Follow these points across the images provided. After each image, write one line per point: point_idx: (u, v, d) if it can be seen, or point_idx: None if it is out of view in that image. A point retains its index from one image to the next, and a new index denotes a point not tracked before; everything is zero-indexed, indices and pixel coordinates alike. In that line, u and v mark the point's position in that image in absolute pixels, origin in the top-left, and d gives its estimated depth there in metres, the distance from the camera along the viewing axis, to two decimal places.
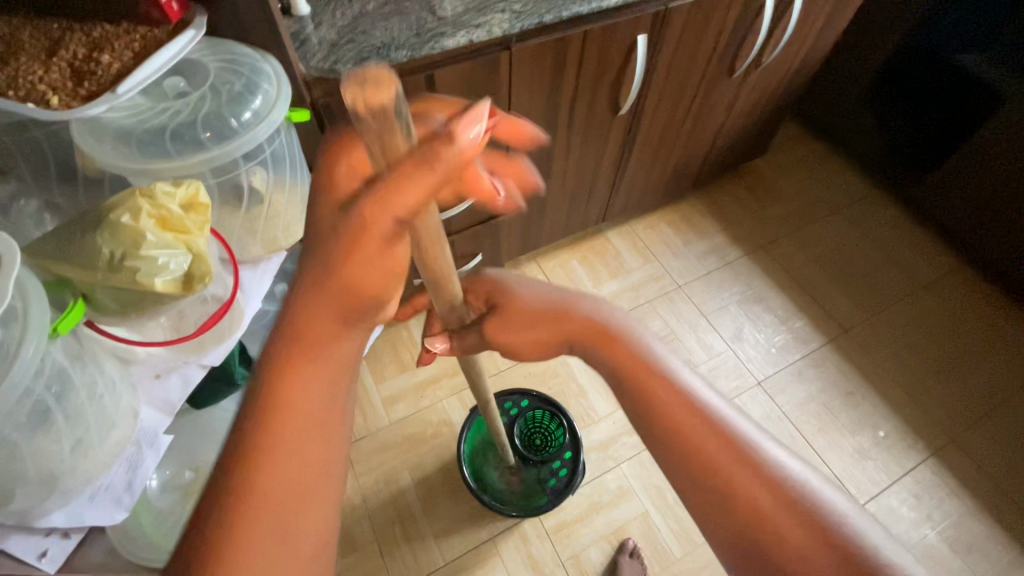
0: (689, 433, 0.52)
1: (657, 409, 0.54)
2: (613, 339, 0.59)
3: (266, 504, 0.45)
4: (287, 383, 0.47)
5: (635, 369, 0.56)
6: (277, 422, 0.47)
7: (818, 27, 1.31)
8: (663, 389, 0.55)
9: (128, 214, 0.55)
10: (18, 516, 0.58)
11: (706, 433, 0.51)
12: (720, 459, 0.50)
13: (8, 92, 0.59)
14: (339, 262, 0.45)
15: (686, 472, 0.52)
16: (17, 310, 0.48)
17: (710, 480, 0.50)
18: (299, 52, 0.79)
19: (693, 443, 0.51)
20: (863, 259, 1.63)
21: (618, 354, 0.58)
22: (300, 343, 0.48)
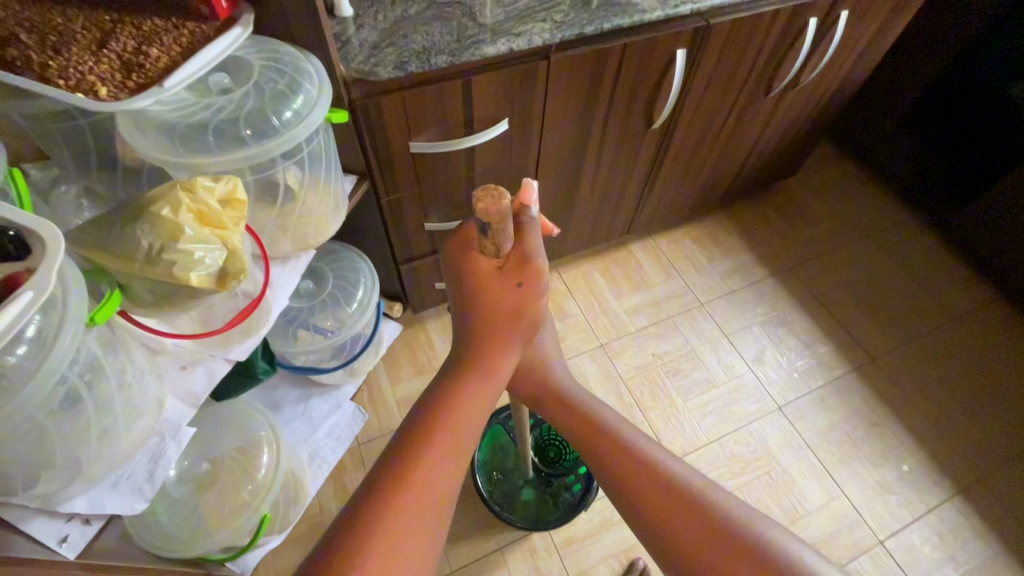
0: (656, 504, 0.53)
1: (624, 486, 0.55)
2: (581, 418, 0.61)
3: (415, 498, 0.45)
4: (452, 397, 0.52)
5: (598, 448, 0.58)
6: (441, 429, 0.49)
7: (860, 48, 1.28)
8: (626, 461, 0.56)
9: (168, 207, 0.56)
10: (41, 500, 0.58)
11: (670, 502, 0.52)
12: (688, 531, 0.50)
13: (58, 81, 0.60)
14: (487, 299, 0.57)
15: (663, 547, 0.52)
16: (57, 297, 0.49)
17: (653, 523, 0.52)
18: (341, 53, 0.79)
19: (660, 515, 0.52)
20: (892, 287, 1.59)
21: (580, 429, 0.60)
22: (472, 360, 0.55)
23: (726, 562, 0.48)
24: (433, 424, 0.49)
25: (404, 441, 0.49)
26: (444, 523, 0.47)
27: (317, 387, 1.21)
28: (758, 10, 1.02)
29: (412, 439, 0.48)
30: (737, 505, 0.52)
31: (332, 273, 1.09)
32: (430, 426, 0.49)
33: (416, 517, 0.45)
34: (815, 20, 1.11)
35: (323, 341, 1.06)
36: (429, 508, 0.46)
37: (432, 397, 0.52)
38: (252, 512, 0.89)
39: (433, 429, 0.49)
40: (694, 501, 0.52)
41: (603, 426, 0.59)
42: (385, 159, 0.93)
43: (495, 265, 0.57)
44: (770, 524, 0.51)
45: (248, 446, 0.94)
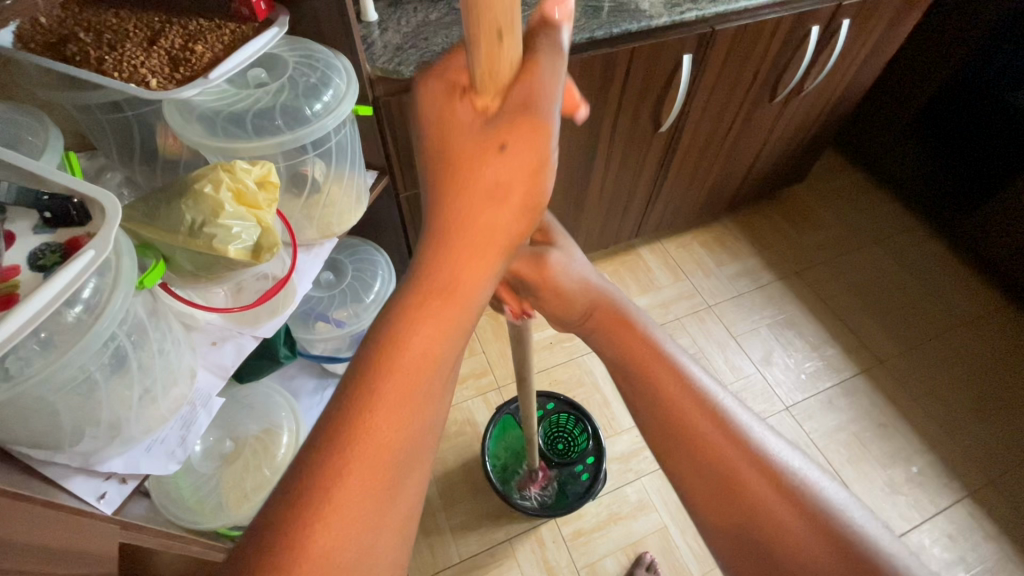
0: (678, 416, 0.52)
1: (648, 382, 0.55)
2: (618, 324, 0.61)
3: (370, 468, 0.35)
4: (392, 351, 0.37)
5: (624, 345, 0.59)
6: (387, 381, 0.37)
7: (864, 56, 1.33)
8: (657, 376, 0.55)
9: (210, 185, 0.61)
10: (84, 458, 0.60)
11: (686, 411, 0.52)
12: (704, 438, 0.51)
13: (113, 73, 0.66)
14: (453, 167, 0.39)
15: (676, 445, 0.52)
16: (112, 262, 0.54)
17: (684, 443, 0.51)
18: (367, 53, 0.85)
19: (672, 410, 0.53)
20: (899, 291, 1.61)
21: (615, 336, 0.60)
22: (437, 285, 0.39)
23: (725, 453, 0.49)
24: (384, 368, 0.37)
25: (359, 386, 0.36)
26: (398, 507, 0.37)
27: (333, 378, 1.25)
28: (761, 17, 1.07)
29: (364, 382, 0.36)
30: (744, 414, 0.53)
31: (350, 265, 1.13)
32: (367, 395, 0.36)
33: (362, 501, 0.35)
34: (817, 27, 1.15)
35: (339, 331, 1.10)
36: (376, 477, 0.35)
37: (367, 356, 0.38)
38: (271, 489, 0.92)
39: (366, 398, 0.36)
40: (707, 401, 0.53)
41: (628, 327, 0.60)
42: (405, 155, 0.98)
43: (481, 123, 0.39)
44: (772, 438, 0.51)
45: (270, 428, 0.98)
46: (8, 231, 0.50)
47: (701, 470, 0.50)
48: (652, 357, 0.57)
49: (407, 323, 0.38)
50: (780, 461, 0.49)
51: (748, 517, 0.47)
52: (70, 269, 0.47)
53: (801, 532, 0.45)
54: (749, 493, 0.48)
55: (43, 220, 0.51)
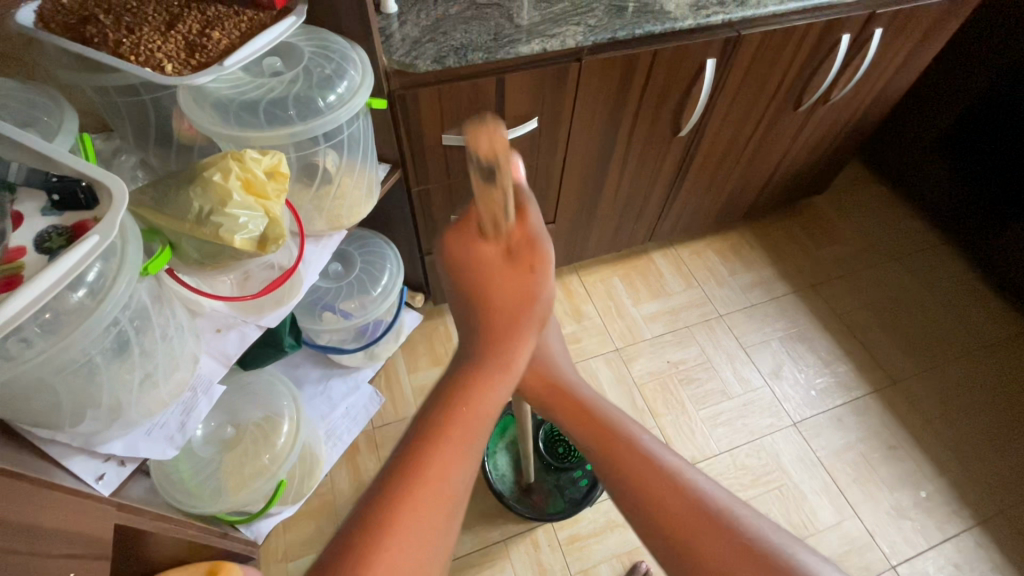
0: (654, 503, 0.46)
1: (625, 471, 0.48)
2: (600, 424, 0.53)
3: (428, 506, 0.41)
4: (471, 392, 0.46)
5: (597, 439, 0.52)
6: (450, 428, 0.44)
7: (895, 66, 1.28)
8: (628, 457, 0.49)
9: (219, 173, 0.61)
10: (84, 439, 0.61)
11: (656, 487, 0.46)
12: (685, 527, 0.44)
13: (130, 57, 0.66)
14: (488, 280, 0.50)
15: (647, 529, 0.46)
16: (117, 247, 0.54)
17: (666, 539, 0.45)
18: (384, 46, 0.83)
19: (647, 500, 0.46)
20: (916, 310, 1.56)
21: (571, 419, 0.55)
22: (498, 340, 0.49)
23: (695, 530, 0.43)
24: (444, 420, 0.44)
25: (418, 436, 0.44)
26: (454, 519, 0.43)
27: (338, 369, 1.25)
28: (789, 23, 1.04)
29: (431, 426, 0.44)
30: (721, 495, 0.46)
31: (359, 258, 1.13)
32: (439, 424, 0.44)
33: (422, 539, 0.40)
34: (848, 36, 1.11)
35: (345, 323, 1.10)
36: (435, 511, 0.41)
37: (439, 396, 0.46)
38: (270, 477, 0.92)
39: (442, 420, 0.44)
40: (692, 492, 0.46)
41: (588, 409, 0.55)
42: (418, 150, 0.97)
43: (501, 250, 0.51)
44: (783, 539, 0.43)
45: (271, 416, 0.97)
46: (17, 212, 0.50)
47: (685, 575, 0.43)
48: (617, 441, 0.51)
49: (471, 384, 0.46)
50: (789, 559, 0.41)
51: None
52: (73, 253, 0.47)
53: None
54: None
55: (52, 202, 0.51)
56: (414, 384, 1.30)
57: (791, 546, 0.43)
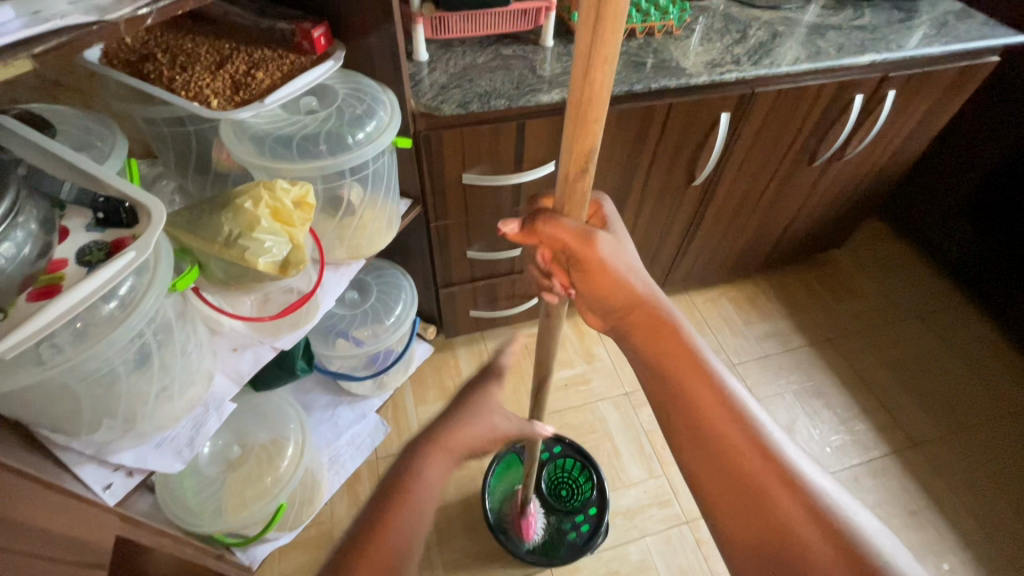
0: (717, 433, 0.55)
1: (688, 403, 0.57)
2: (665, 335, 0.61)
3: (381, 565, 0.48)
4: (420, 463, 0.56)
5: (674, 372, 0.59)
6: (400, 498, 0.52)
7: (909, 127, 1.31)
8: (698, 386, 0.57)
9: (250, 201, 0.65)
10: (97, 447, 0.63)
11: (718, 415, 0.55)
12: (732, 443, 0.54)
13: (180, 92, 0.72)
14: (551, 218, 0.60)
15: (700, 449, 0.56)
16: (150, 265, 0.57)
17: (716, 454, 0.54)
18: (413, 90, 0.89)
19: (708, 425, 0.55)
20: (940, 371, 1.52)
21: (657, 344, 0.61)
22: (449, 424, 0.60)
23: (738, 449, 0.54)
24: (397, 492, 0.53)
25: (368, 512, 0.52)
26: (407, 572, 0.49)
27: (346, 396, 1.26)
28: (803, 83, 1.07)
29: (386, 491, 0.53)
30: (762, 416, 0.57)
31: (376, 287, 1.16)
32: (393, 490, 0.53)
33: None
34: (861, 97, 1.15)
35: (357, 349, 1.13)
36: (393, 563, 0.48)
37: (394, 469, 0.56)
38: (270, 499, 0.91)
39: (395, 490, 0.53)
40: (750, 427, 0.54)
41: (669, 342, 0.60)
42: (439, 188, 1.01)
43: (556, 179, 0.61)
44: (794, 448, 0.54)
45: (277, 438, 0.98)
46: (64, 226, 0.55)
47: (722, 481, 0.54)
48: (693, 375, 0.58)
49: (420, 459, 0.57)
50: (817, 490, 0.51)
51: (789, 555, 0.48)
52: (110, 267, 0.50)
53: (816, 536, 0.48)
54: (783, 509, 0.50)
55: (96, 220, 0.55)
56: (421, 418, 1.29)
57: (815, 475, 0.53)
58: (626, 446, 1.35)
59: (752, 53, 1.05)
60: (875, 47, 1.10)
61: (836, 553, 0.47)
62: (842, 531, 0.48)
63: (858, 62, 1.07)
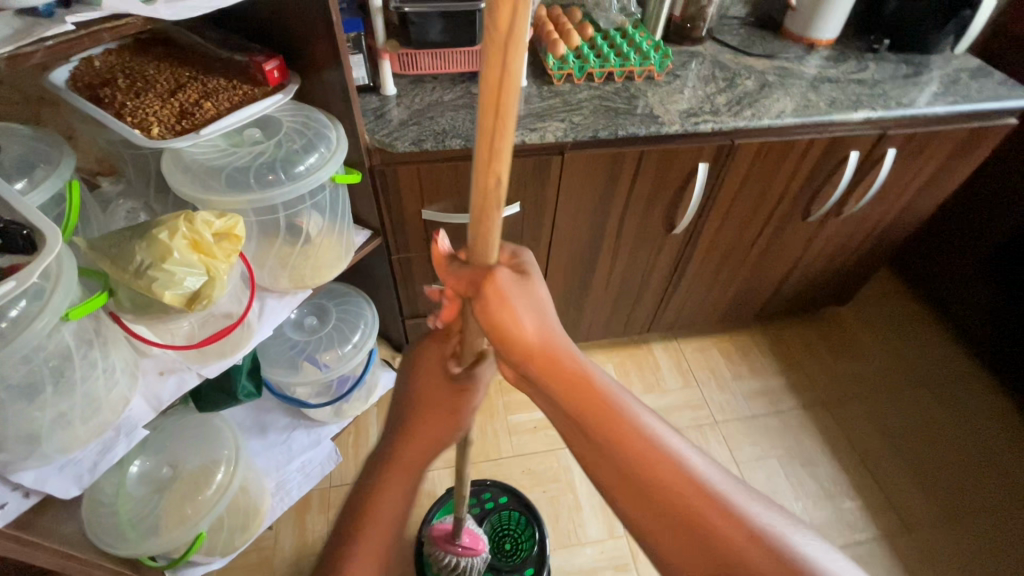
0: (646, 466, 0.48)
1: (607, 437, 0.49)
2: (571, 369, 0.51)
3: None
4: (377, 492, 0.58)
5: (586, 410, 0.50)
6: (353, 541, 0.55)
7: (915, 187, 1.22)
8: (612, 416, 0.50)
9: (166, 231, 0.64)
10: (1, 466, 0.63)
11: (642, 446, 0.49)
12: (661, 480, 0.47)
13: (126, 117, 0.73)
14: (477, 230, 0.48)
15: (631, 488, 0.48)
16: (45, 291, 0.57)
17: (646, 494, 0.47)
18: (371, 125, 0.89)
19: (632, 460, 0.48)
20: (946, 450, 1.39)
21: (559, 377, 0.51)
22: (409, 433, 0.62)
23: (670, 481, 0.47)
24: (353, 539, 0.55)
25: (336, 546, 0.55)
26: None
27: (304, 420, 1.25)
28: (789, 136, 1.02)
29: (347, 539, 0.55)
30: (705, 462, 0.49)
31: (336, 312, 1.15)
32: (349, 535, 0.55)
33: None
34: (856, 153, 1.08)
35: (322, 374, 1.11)
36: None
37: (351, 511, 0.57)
38: (188, 527, 0.89)
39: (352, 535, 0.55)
40: (695, 485, 0.46)
41: (586, 394, 0.51)
42: (398, 221, 1.00)
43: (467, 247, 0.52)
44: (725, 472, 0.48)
45: (208, 463, 0.97)
46: None
47: (658, 517, 0.47)
48: (608, 407, 0.50)
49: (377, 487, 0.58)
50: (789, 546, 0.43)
51: None
52: None
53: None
54: (731, 548, 0.43)
55: None
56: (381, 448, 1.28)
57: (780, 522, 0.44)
58: (588, 500, 1.28)
59: (733, 103, 1.00)
60: (871, 103, 1.03)
61: None
62: (780, 551, 0.42)
63: (849, 118, 1.01)
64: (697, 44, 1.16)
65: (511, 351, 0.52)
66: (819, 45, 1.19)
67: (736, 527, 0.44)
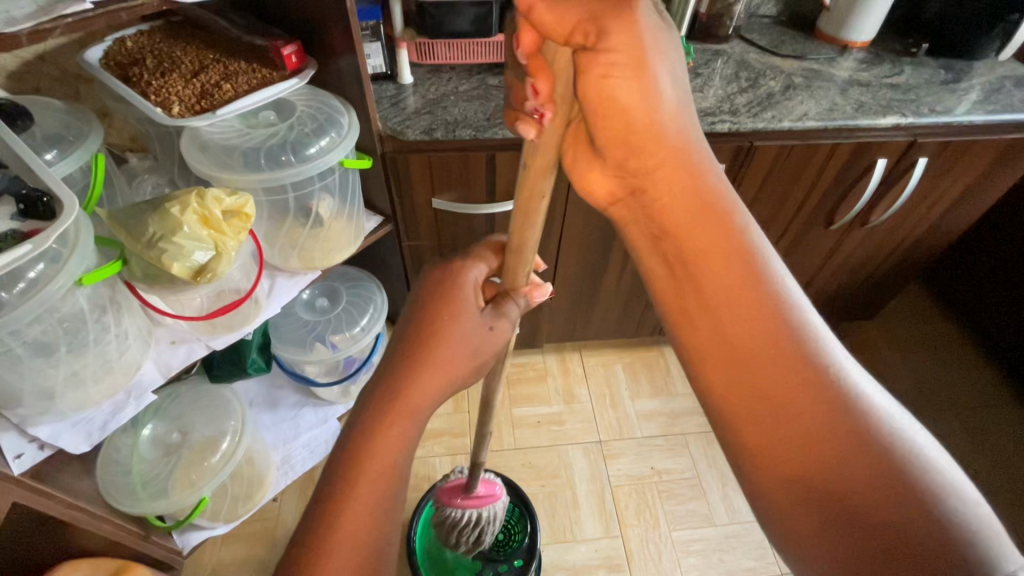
0: (746, 325, 0.45)
1: (711, 280, 0.47)
2: (698, 203, 0.48)
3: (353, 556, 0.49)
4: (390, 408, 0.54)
5: (698, 253, 0.48)
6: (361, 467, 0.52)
7: (949, 200, 1.17)
8: (727, 261, 0.46)
9: (178, 205, 0.67)
10: (20, 419, 0.68)
11: (748, 302, 0.45)
12: (757, 340, 0.44)
13: (151, 96, 0.76)
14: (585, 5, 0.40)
15: (722, 336, 0.46)
16: (63, 255, 0.61)
17: (735, 346, 0.45)
18: (384, 112, 0.90)
19: (734, 314, 0.46)
20: (965, 476, 1.34)
21: (679, 212, 0.49)
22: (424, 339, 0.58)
23: (769, 346, 0.44)
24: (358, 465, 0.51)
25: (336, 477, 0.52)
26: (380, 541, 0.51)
27: (313, 399, 1.29)
28: (812, 140, 0.99)
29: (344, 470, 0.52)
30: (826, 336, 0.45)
31: (347, 295, 1.18)
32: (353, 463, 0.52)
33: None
34: (884, 160, 1.04)
35: (330, 355, 1.13)
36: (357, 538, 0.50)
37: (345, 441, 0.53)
38: (192, 492, 0.93)
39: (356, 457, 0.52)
40: (807, 353, 0.43)
41: (700, 236, 0.48)
42: (409, 209, 1.01)
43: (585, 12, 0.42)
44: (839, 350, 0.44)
45: (215, 432, 1.00)
46: None
47: (742, 375, 0.45)
48: (725, 250, 0.47)
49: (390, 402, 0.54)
50: (893, 434, 0.39)
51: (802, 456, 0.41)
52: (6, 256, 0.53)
53: (837, 442, 0.40)
54: (807, 416, 0.41)
55: (19, 210, 0.59)
56: None
57: (895, 410, 0.41)
58: (587, 498, 1.28)
59: (754, 104, 0.98)
60: (902, 108, 0.99)
61: (868, 469, 0.38)
62: (865, 428, 0.40)
63: (876, 123, 0.97)
64: (723, 42, 1.13)
65: (628, 154, 0.49)
66: (853, 48, 1.14)
67: (824, 401, 0.41)
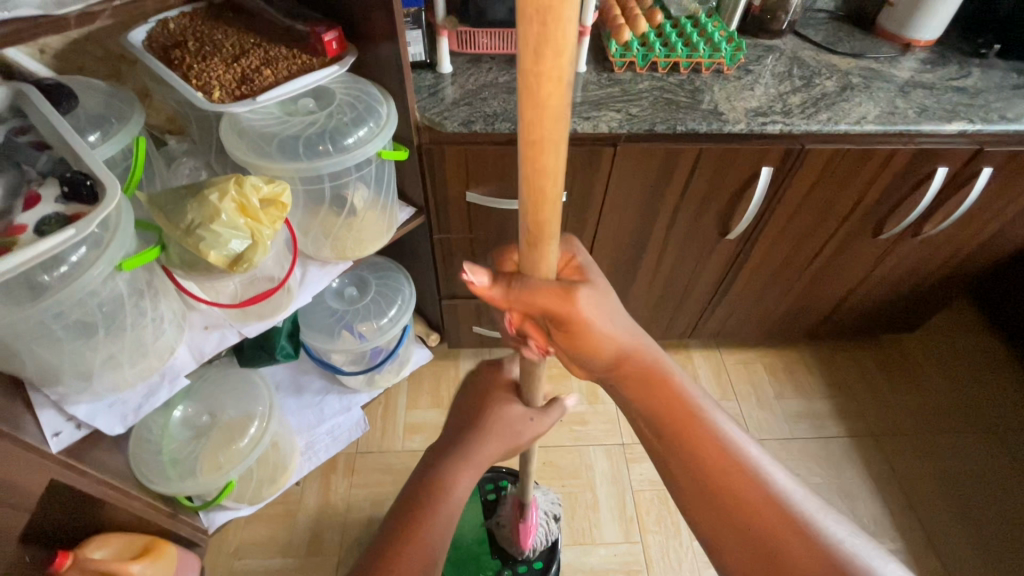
0: (714, 468, 0.52)
1: (679, 431, 0.55)
2: (649, 376, 0.57)
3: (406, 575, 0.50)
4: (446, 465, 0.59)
5: (670, 414, 0.55)
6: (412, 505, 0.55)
7: (1010, 213, 1.10)
8: (689, 416, 0.55)
9: (217, 192, 0.66)
10: (59, 396, 0.69)
11: (707, 447, 0.53)
12: (724, 478, 0.52)
13: (192, 80, 0.75)
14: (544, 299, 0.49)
15: (698, 481, 0.53)
16: (104, 239, 0.61)
17: (707, 484, 0.52)
18: (423, 102, 0.88)
19: (702, 457, 0.53)
20: (1005, 502, 1.28)
21: (637, 382, 0.58)
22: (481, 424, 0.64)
23: (735, 481, 0.51)
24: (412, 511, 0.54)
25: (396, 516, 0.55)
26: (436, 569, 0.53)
27: (337, 386, 1.29)
28: (868, 146, 0.93)
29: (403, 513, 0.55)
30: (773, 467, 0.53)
31: (376, 285, 1.17)
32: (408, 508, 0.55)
33: None
34: (944, 169, 0.98)
35: (358, 344, 1.13)
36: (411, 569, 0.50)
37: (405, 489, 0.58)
38: (221, 474, 0.94)
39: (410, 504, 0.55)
40: (759, 481, 0.51)
41: (667, 393, 0.57)
42: (442, 201, 1.00)
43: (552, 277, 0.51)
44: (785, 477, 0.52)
45: (244, 416, 1.01)
46: (34, 193, 0.59)
47: (717, 510, 0.51)
48: (680, 404, 0.56)
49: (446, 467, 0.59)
50: (835, 541, 0.47)
51: None
52: (49, 241, 0.53)
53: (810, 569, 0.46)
54: (782, 543, 0.48)
55: (63, 193, 0.58)
56: (407, 421, 1.31)
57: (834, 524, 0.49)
58: (607, 501, 1.26)
59: (809, 105, 0.93)
60: (969, 114, 0.93)
61: None
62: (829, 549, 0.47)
63: (940, 129, 0.91)
64: (776, 38, 1.08)
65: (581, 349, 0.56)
66: (915, 47, 1.07)
67: (789, 525, 0.48)
